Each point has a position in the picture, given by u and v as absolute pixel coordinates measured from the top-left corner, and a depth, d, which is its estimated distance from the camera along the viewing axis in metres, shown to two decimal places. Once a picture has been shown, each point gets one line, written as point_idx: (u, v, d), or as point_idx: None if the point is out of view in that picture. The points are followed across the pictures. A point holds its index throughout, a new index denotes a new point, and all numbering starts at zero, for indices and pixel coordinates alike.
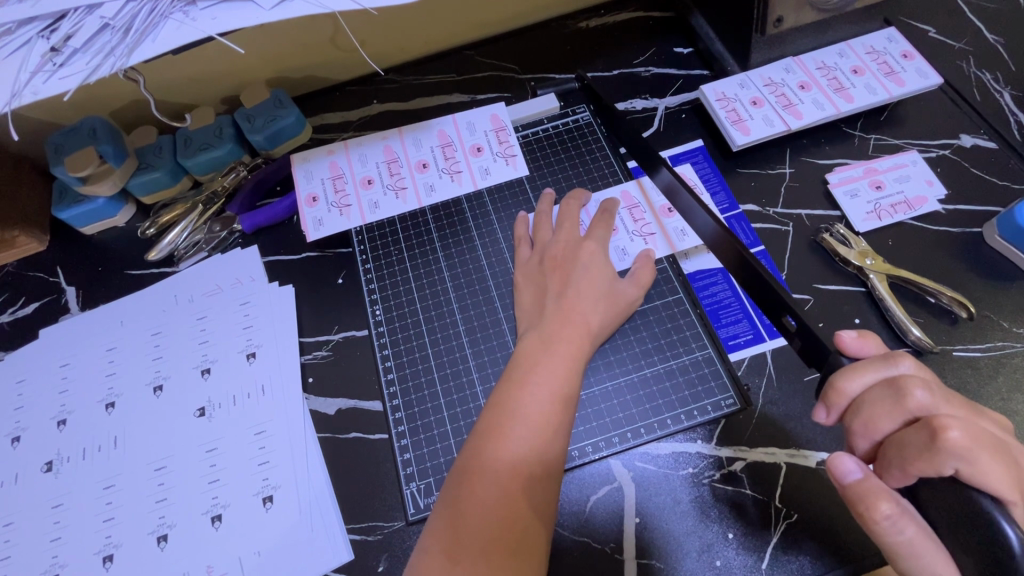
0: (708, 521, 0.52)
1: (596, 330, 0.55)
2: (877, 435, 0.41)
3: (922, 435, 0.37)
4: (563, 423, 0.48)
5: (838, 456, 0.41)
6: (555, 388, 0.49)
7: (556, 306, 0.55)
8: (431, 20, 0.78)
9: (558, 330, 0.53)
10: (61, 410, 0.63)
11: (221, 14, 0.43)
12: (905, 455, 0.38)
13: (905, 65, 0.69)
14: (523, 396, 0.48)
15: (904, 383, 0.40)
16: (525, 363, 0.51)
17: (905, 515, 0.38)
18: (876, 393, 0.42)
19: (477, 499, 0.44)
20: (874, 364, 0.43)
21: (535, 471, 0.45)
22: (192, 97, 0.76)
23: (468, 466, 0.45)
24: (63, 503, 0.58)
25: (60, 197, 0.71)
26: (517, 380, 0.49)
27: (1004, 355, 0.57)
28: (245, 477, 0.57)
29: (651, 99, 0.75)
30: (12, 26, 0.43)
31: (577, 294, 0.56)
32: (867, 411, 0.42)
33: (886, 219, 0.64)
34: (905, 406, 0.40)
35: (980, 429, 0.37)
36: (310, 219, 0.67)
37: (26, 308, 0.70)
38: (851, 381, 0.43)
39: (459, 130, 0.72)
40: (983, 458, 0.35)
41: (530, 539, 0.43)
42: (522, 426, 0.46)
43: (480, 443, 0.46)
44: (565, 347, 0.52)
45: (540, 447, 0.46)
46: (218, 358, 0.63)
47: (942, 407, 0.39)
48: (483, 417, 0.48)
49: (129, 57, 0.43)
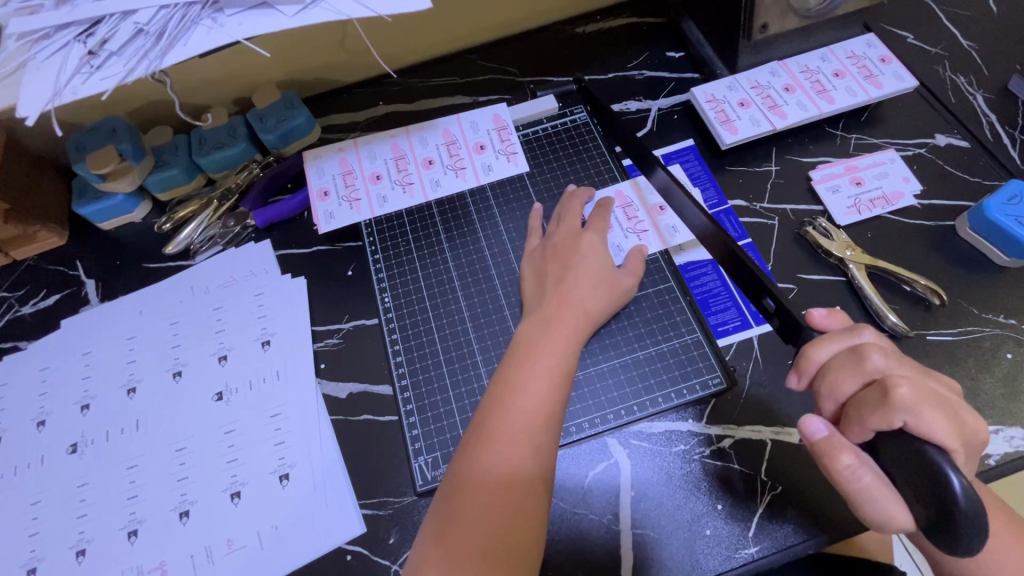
0: (698, 492, 0.56)
1: (592, 313, 0.59)
2: (841, 397, 0.46)
3: (877, 394, 0.42)
4: (561, 399, 0.51)
5: (806, 417, 0.46)
6: (554, 365, 0.53)
7: (555, 290, 0.59)
8: (436, 25, 0.82)
9: (556, 314, 0.57)
10: (84, 395, 0.66)
11: (246, 20, 0.47)
12: (863, 412, 0.43)
13: (883, 68, 0.73)
14: (525, 374, 0.52)
15: (864, 349, 0.46)
16: (526, 343, 0.54)
17: (864, 465, 0.43)
18: (840, 360, 0.47)
19: (482, 467, 0.47)
20: (841, 334, 0.49)
21: (536, 441, 0.49)
22: (206, 99, 0.80)
23: (475, 437, 0.49)
24: (88, 482, 0.61)
25: (80, 193, 0.74)
26: (518, 360, 0.53)
27: (974, 339, 0.61)
28: (261, 457, 0.61)
29: (644, 100, 0.79)
30: (50, 32, 0.47)
31: (575, 280, 0.59)
32: (832, 376, 0.47)
33: (865, 213, 0.68)
34: (864, 368, 0.45)
35: (926, 386, 0.43)
36: (321, 213, 0.71)
37: (47, 300, 0.73)
38: (820, 349, 0.48)
39: (463, 128, 0.76)
40: (927, 411, 0.41)
41: (533, 506, 0.47)
42: (523, 401, 0.50)
43: (486, 419, 0.50)
44: (563, 329, 0.56)
45: (541, 420, 0.49)
46: (234, 345, 0.67)
47: (897, 368, 0.44)
48: (487, 396, 0.51)
49: (162, 59, 0.46)
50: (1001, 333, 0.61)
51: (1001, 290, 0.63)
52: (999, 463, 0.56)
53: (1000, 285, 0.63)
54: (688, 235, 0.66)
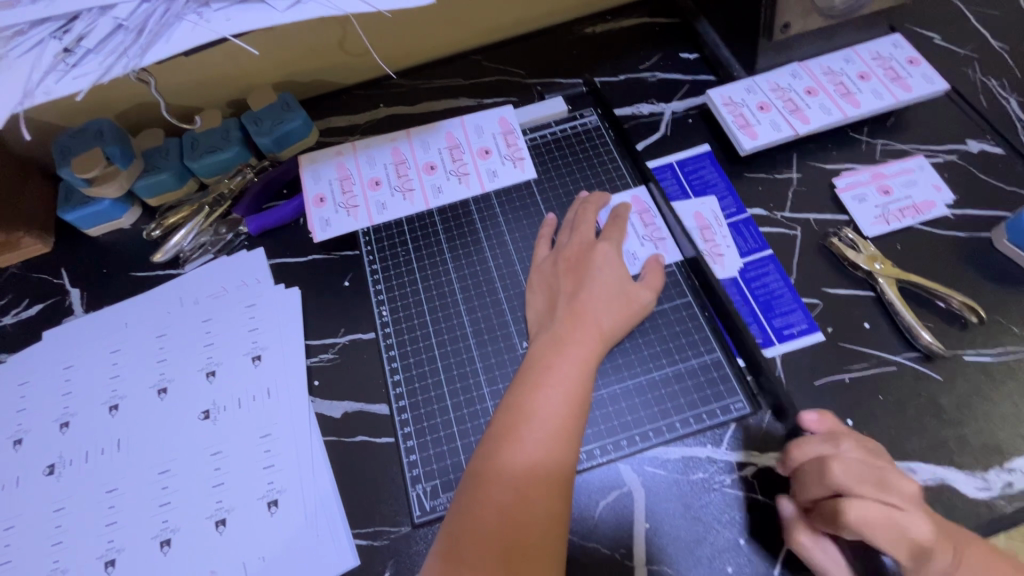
0: (718, 526, 0.52)
1: (609, 332, 0.55)
2: (808, 499, 0.48)
3: (830, 510, 0.45)
4: (575, 425, 0.47)
5: (778, 501, 0.50)
6: (569, 389, 0.48)
7: (567, 307, 0.55)
8: (439, 25, 0.78)
9: (570, 332, 0.53)
10: (64, 412, 0.62)
11: (235, 16, 0.44)
12: (823, 521, 0.46)
13: (911, 70, 0.69)
14: (537, 400, 0.47)
15: (829, 462, 0.47)
16: (538, 365, 0.51)
17: (820, 551, 0.47)
18: (811, 465, 0.48)
19: (490, 500, 0.43)
20: (815, 442, 0.49)
21: (550, 471, 0.45)
22: (200, 101, 0.77)
23: (481, 467, 0.45)
24: (64, 506, 0.57)
25: (65, 198, 0.71)
26: (531, 383, 0.49)
27: (1015, 360, 0.57)
28: (250, 481, 0.57)
29: (657, 103, 0.76)
30: (24, 27, 0.44)
31: (589, 296, 0.55)
32: (803, 477, 0.49)
33: (894, 223, 0.64)
34: (827, 482, 0.46)
35: (885, 500, 0.44)
36: (317, 220, 0.67)
37: (30, 309, 0.70)
38: (798, 450, 0.50)
39: (467, 132, 0.72)
40: (874, 530, 0.44)
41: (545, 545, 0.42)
42: (537, 431, 0.46)
43: (495, 446, 0.46)
44: (580, 347, 0.52)
45: (554, 450, 0.45)
46: (223, 360, 0.63)
47: (862, 483, 0.46)
48: (497, 421, 0.47)
49: (143, 57, 0.44)
50: None
51: None
52: None
53: None
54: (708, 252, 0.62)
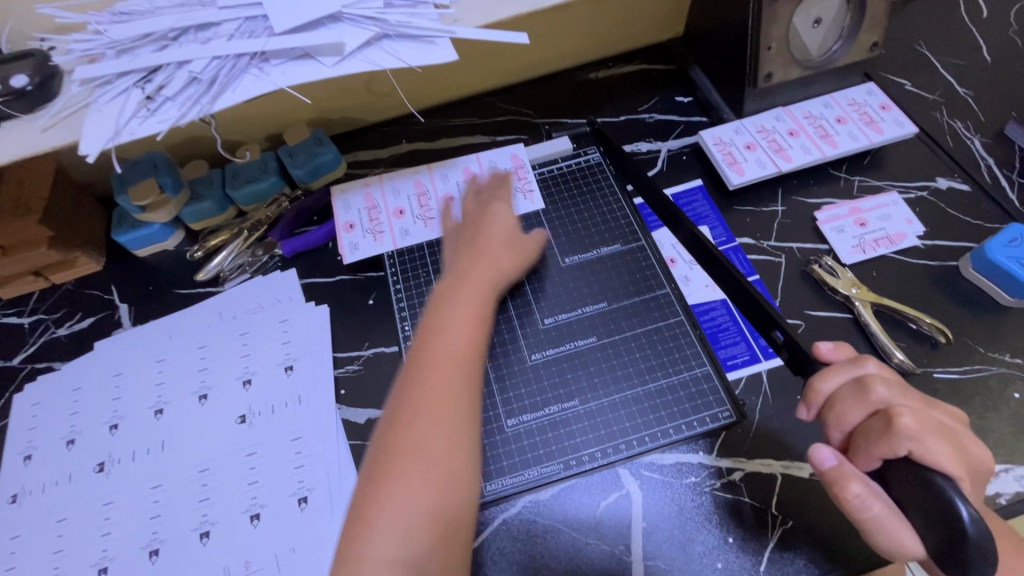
0: (709, 525, 0.57)
1: (481, 305, 0.59)
2: (847, 426, 0.48)
3: (882, 422, 0.45)
4: (478, 379, 0.54)
5: (816, 446, 0.47)
6: (436, 353, 0.53)
7: (433, 310, 0.58)
8: (458, 70, 0.87)
9: (424, 354, 0.54)
10: (113, 415, 0.68)
11: (290, 70, 0.52)
12: (870, 440, 0.45)
13: (884, 115, 0.77)
14: (427, 429, 0.49)
15: (868, 381, 0.48)
16: (420, 333, 0.56)
17: (872, 494, 0.45)
18: (846, 391, 0.49)
19: (377, 528, 0.45)
20: (844, 366, 0.50)
21: (441, 503, 0.47)
22: (243, 135, 0.85)
23: (366, 500, 0.47)
24: (113, 501, 0.63)
25: (119, 222, 0.79)
26: (417, 412, 0.50)
27: (980, 377, 0.62)
28: (282, 480, 0.62)
29: (655, 142, 0.83)
30: (111, 78, 0.53)
31: (449, 304, 0.58)
32: (838, 406, 0.49)
33: (870, 252, 0.71)
34: (868, 400, 0.47)
35: (928, 417, 0.45)
36: (347, 243, 0.75)
37: (82, 322, 0.77)
38: (826, 381, 0.50)
39: (482, 167, 0.80)
40: (931, 440, 0.43)
41: (459, 487, 0.48)
42: (444, 386, 0.51)
43: (377, 477, 0.47)
44: (431, 371, 0.52)
45: (440, 478, 0.47)
46: (259, 370, 0.69)
47: (898, 399, 0.47)
48: (380, 453, 0.49)
49: (212, 104, 0.51)
50: (1008, 371, 0.62)
51: (1005, 330, 0.65)
52: (1009, 503, 0.56)
53: (1004, 324, 0.65)
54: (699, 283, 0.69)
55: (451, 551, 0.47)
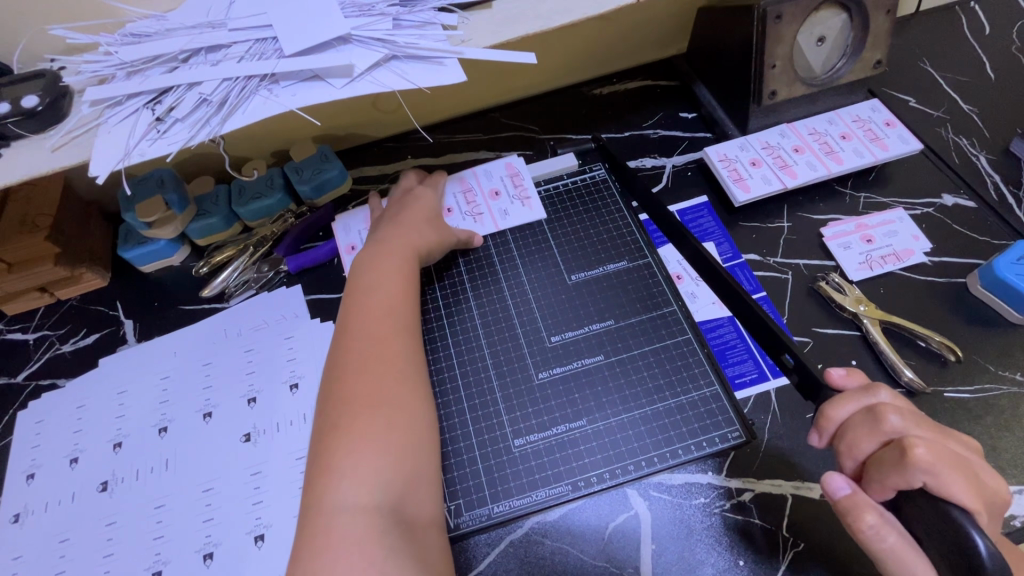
0: (718, 547, 0.56)
1: (407, 277, 0.65)
2: (859, 455, 0.48)
3: (895, 453, 0.44)
4: (419, 350, 0.60)
5: (829, 474, 0.48)
6: (378, 324, 0.59)
7: (355, 286, 0.64)
8: (463, 87, 0.87)
9: (357, 323, 0.59)
10: (117, 433, 0.68)
11: (300, 92, 0.52)
12: (882, 470, 0.45)
13: (888, 132, 0.77)
14: (372, 387, 0.54)
15: (881, 409, 0.48)
16: (359, 310, 0.60)
17: (887, 526, 0.44)
18: (858, 419, 0.49)
19: (337, 476, 0.49)
20: (857, 394, 0.50)
21: (394, 444, 0.52)
22: (250, 152, 0.86)
23: (324, 458, 0.51)
24: (116, 521, 0.62)
25: (125, 238, 0.79)
26: (365, 373, 0.55)
27: (991, 396, 0.62)
28: (286, 499, 0.62)
29: (659, 158, 0.84)
30: (122, 100, 0.53)
31: (363, 276, 0.64)
32: (851, 435, 0.49)
33: (877, 269, 0.70)
34: (881, 429, 0.47)
35: (942, 447, 0.45)
36: (352, 266, 0.76)
37: (87, 339, 0.76)
38: (838, 408, 0.50)
39: (478, 178, 0.80)
40: (946, 473, 0.42)
41: (420, 442, 0.53)
42: (394, 357, 0.57)
43: (331, 436, 0.52)
44: (362, 338, 0.58)
45: (390, 426, 0.52)
46: (264, 388, 0.69)
47: (912, 428, 0.47)
48: (330, 416, 0.53)
49: (222, 125, 0.52)
50: (1019, 391, 0.62)
51: (1015, 348, 0.64)
52: None
53: (1014, 342, 0.64)
54: (704, 301, 0.69)
55: (419, 496, 0.52)
